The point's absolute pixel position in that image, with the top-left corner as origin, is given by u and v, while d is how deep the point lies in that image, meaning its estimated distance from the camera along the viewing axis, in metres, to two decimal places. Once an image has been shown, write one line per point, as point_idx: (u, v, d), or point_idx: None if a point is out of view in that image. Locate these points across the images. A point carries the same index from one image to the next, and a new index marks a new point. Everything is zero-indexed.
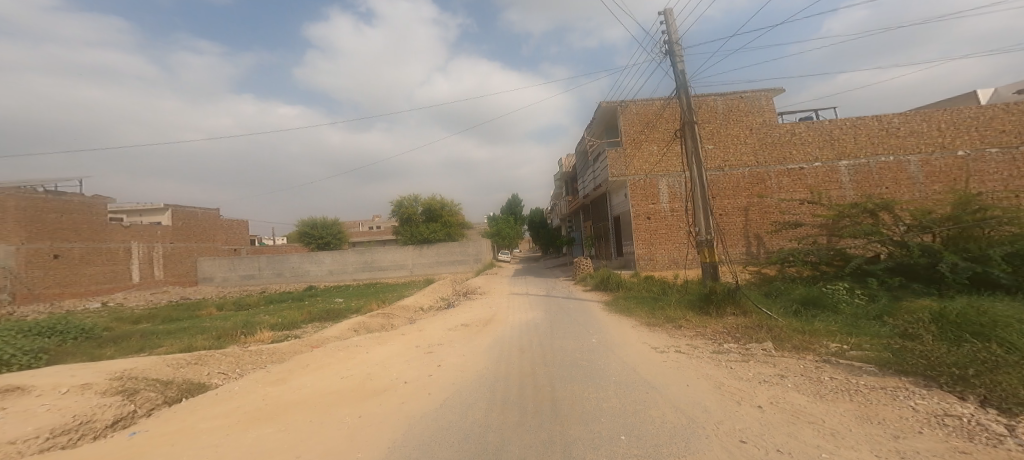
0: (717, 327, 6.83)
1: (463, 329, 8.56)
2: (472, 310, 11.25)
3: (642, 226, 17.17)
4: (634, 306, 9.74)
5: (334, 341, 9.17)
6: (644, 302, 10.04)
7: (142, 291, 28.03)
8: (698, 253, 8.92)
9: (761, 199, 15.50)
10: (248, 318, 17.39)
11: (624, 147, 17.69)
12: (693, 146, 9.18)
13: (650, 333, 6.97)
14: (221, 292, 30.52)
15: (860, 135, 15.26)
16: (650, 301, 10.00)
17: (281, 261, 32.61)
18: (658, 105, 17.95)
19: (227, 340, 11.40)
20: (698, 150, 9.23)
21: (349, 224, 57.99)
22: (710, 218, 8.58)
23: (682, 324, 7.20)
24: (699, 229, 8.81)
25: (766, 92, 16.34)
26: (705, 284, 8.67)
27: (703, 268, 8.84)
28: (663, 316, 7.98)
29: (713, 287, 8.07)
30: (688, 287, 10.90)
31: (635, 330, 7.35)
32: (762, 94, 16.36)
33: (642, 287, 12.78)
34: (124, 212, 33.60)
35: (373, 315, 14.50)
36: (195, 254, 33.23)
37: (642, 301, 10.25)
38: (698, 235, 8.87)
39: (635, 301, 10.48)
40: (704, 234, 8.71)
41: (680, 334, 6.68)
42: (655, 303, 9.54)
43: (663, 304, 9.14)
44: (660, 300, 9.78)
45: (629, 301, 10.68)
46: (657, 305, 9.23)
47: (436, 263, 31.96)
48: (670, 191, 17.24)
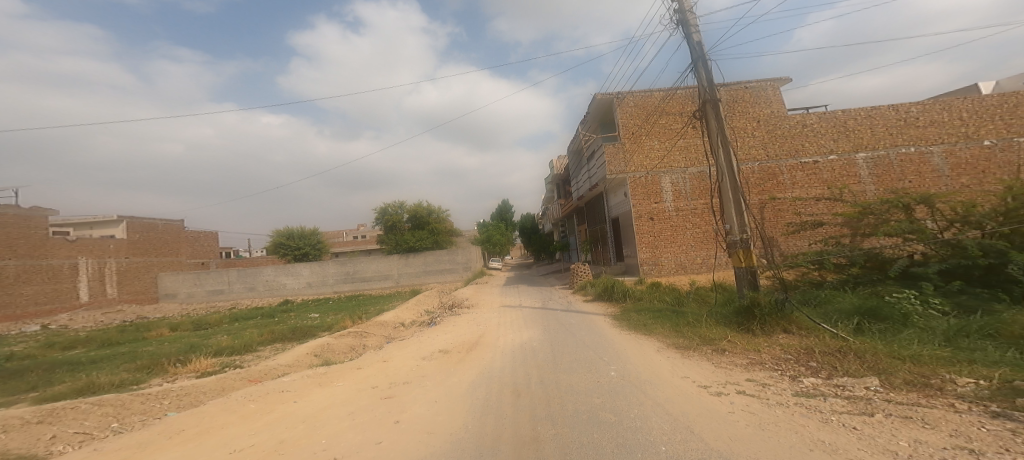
0: (776, 353, 5.24)
1: (442, 358, 6.70)
2: (456, 330, 9.37)
3: (643, 228, 15.63)
4: (652, 321, 8.02)
5: (281, 373, 7.28)
6: (660, 317, 8.31)
7: (92, 311, 25.29)
8: (729, 256, 7.32)
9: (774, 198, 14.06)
10: (200, 340, 15.14)
11: (622, 142, 16.37)
12: (717, 126, 7.52)
13: (689, 365, 5.26)
14: (185, 310, 27.95)
15: (877, 125, 14.02)
16: (668, 316, 8.27)
17: (253, 274, 30.22)
18: (656, 97, 16.58)
19: (156, 372, 9.34)
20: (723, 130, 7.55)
21: (330, 234, 55.29)
22: (744, 214, 6.99)
23: (726, 348, 5.59)
24: (729, 228, 7.22)
25: (772, 82, 15.06)
26: (742, 295, 7.07)
27: (735, 274, 7.25)
28: (697, 337, 6.33)
29: (756, 299, 6.46)
30: (711, 300, 9.24)
31: (666, 359, 5.62)
32: (768, 84, 15.05)
33: (652, 298, 11.02)
34: (73, 226, 30.67)
35: (342, 335, 12.48)
36: (156, 269, 30.54)
37: (658, 315, 8.52)
38: (729, 234, 7.25)
39: (649, 315, 8.74)
40: (735, 234, 7.12)
41: (732, 365, 5.00)
42: (677, 318, 7.86)
43: (689, 319, 7.49)
44: (682, 315, 8.12)
45: (641, 315, 8.91)
46: (681, 321, 7.56)
47: (422, 272, 29.95)
48: (673, 189, 15.73)
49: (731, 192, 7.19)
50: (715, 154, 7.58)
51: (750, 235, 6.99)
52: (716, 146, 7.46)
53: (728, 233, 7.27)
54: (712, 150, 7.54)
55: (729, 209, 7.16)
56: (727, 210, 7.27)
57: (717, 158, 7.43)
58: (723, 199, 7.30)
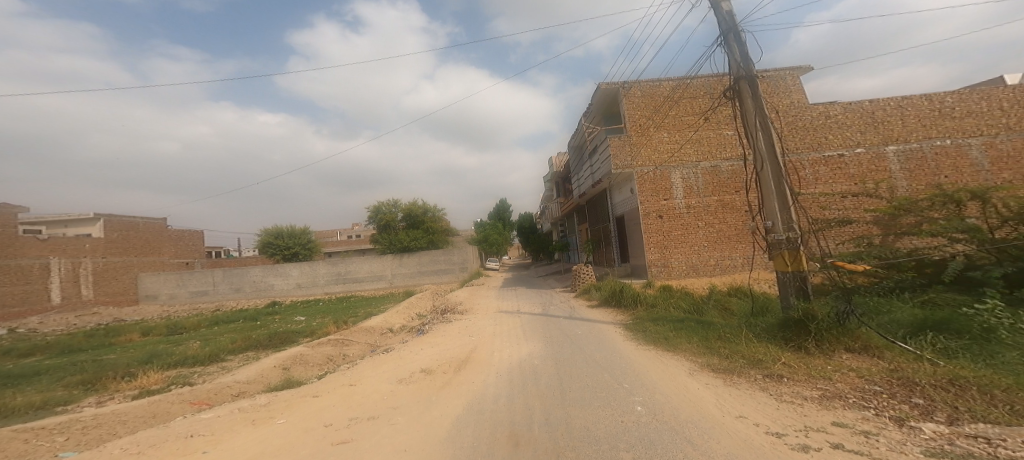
0: (856, 382, 4.02)
1: (423, 382, 5.42)
2: (446, 340, 8.11)
3: (651, 226, 14.41)
4: (675, 335, 6.72)
5: (239, 394, 6.06)
6: (685, 329, 7.04)
7: (65, 314, 23.86)
8: (772, 259, 6.04)
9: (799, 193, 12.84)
10: (167, 347, 13.81)
11: (628, 135, 15.25)
12: (757, 107, 6.18)
13: (741, 399, 4.00)
14: (166, 313, 26.60)
15: (908, 116, 12.88)
16: (694, 328, 6.97)
17: (239, 274, 28.88)
18: (667, 87, 15.51)
19: (96, 387, 8.03)
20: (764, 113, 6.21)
21: (323, 234, 53.80)
22: (790, 208, 5.78)
23: (784, 375, 4.35)
24: (771, 225, 5.98)
25: (791, 70, 13.90)
26: (788, 305, 5.84)
27: (776, 279, 6.05)
28: (739, 357, 5.08)
29: (809, 311, 5.21)
30: (744, 311, 7.91)
31: (707, 389, 4.36)
32: (787, 73, 13.90)
33: (670, 306, 9.59)
34: (48, 224, 29.17)
35: (320, 343, 11.19)
36: (136, 269, 29.09)
37: (682, 327, 7.20)
38: (770, 234, 6.00)
39: (671, 327, 7.42)
40: (779, 233, 5.88)
41: (802, 400, 3.77)
42: (706, 331, 6.57)
43: (721, 334, 6.21)
44: (710, 327, 6.83)
45: (663, 326, 7.58)
46: (712, 335, 6.28)
47: (416, 273, 28.70)
48: (685, 184, 14.46)
49: (774, 182, 5.98)
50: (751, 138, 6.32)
51: (800, 233, 5.73)
52: (753, 129, 6.19)
53: (770, 230, 6.02)
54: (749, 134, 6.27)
55: (771, 202, 5.94)
56: (768, 203, 6.05)
57: (755, 143, 6.19)
58: (764, 190, 6.08)
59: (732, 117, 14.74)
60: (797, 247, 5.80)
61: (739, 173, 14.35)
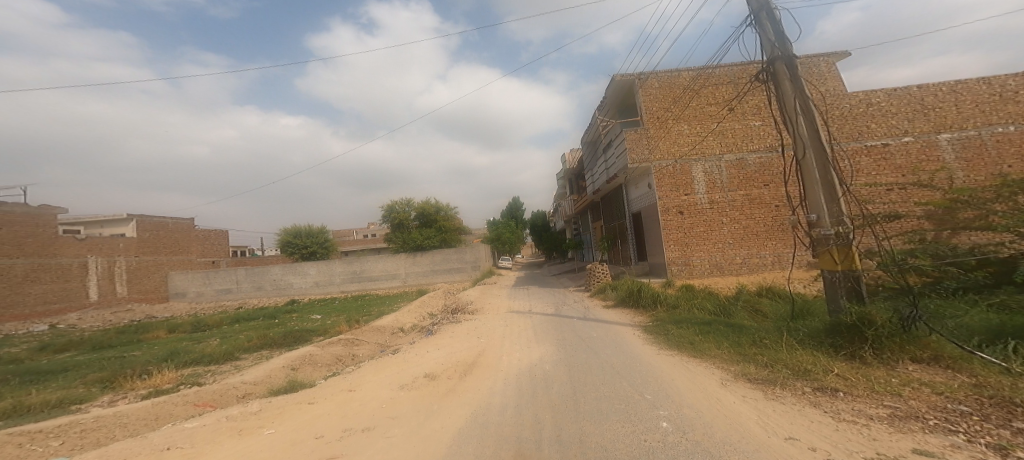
0: (929, 402, 3.63)
1: (426, 389, 5.12)
2: (455, 342, 7.83)
3: (672, 223, 13.76)
4: (706, 338, 6.32)
5: (246, 399, 5.92)
6: (716, 332, 6.57)
7: (100, 311, 24.88)
8: (817, 258, 5.52)
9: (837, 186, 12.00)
10: (188, 344, 14.06)
11: (646, 128, 14.64)
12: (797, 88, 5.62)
13: (789, 418, 3.63)
14: (193, 310, 27.46)
15: (964, 102, 11.85)
16: (726, 331, 6.52)
17: (261, 273, 29.58)
18: (686, 76, 14.77)
19: (113, 385, 8.13)
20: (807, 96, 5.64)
21: (342, 233, 54.65)
22: (839, 199, 5.24)
23: (840, 389, 4.01)
24: (816, 218, 5.43)
25: (826, 56, 12.97)
26: (838, 307, 5.33)
27: (821, 278, 5.52)
28: (782, 365, 4.70)
29: (867, 316, 4.80)
30: (780, 313, 7.32)
31: (749, 405, 3.98)
32: (821, 59, 12.97)
33: (695, 308, 8.96)
34: (83, 224, 30.45)
35: (331, 343, 11.13)
36: (165, 268, 30.10)
37: (711, 331, 6.70)
38: (816, 228, 5.44)
39: (699, 330, 6.94)
40: (826, 227, 5.31)
41: (865, 424, 3.31)
42: (741, 335, 6.16)
43: (759, 337, 5.81)
44: (745, 330, 6.39)
45: (689, 330, 7.07)
46: (749, 338, 5.88)
47: (432, 272, 28.69)
48: (707, 179, 13.71)
49: (819, 172, 5.45)
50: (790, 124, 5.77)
51: (851, 227, 5.18)
52: (793, 115, 5.62)
53: (815, 224, 5.46)
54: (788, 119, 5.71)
55: (817, 194, 5.40)
56: (812, 195, 5.50)
57: (796, 130, 5.64)
58: (807, 181, 5.53)
59: (759, 106, 13.83)
60: (847, 243, 5.23)
61: (767, 166, 13.41)
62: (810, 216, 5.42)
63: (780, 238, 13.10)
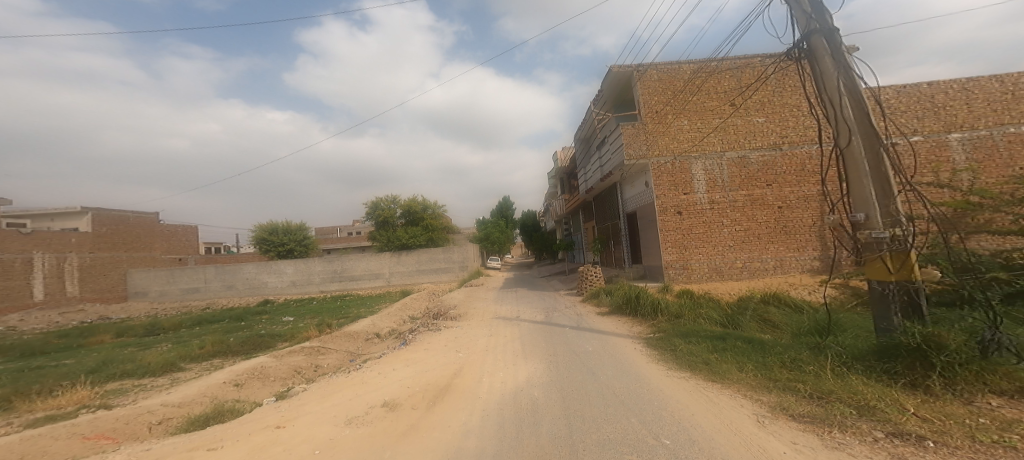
0: None
1: (382, 424, 3.95)
2: (430, 357, 6.63)
3: (669, 223, 12.86)
4: (723, 359, 5.10)
5: (150, 437, 4.59)
6: (732, 350, 5.35)
7: (47, 311, 22.80)
8: (862, 265, 4.48)
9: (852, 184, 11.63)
10: (133, 351, 12.52)
11: (643, 122, 13.75)
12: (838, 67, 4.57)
13: None
14: (154, 310, 25.50)
15: (975, 100, 11.30)
16: (745, 349, 5.32)
17: (232, 271, 27.79)
18: (687, 70, 14.01)
19: (7, 406, 6.70)
20: (851, 75, 4.56)
21: (323, 231, 52.58)
22: (894, 196, 4.25)
23: (931, 437, 2.67)
24: (864, 218, 4.36)
25: None
26: (889, 327, 4.20)
27: (866, 289, 4.42)
28: (837, 400, 3.42)
29: (935, 339, 3.59)
30: (802, 326, 6.22)
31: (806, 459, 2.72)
32: None
33: (702, 319, 7.81)
34: (33, 217, 28.04)
35: (292, 351, 9.80)
36: (126, 265, 27.98)
37: (726, 349, 5.47)
38: (863, 231, 4.35)
39: (712, 346, 5.73)
40: (878, 228, 4.23)
41: None
42: (767, 355, 4.95)
43: (789, 360, 4.60)
44: (768, 348, 5.20)
45: (698, 347, 5.84)
46: (775, 361, 4.67)
47: (416, 272, 27.37)
48: (707, 177, 12.86)
49: (867, 164, 4.39)
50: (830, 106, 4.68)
51: (910, 229, 4.12)
52: (837, 95, 4.54)
53: (862, 226, 4.38)
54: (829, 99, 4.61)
55: (866, 188, 4.33)
56: (859, 190, 4.42)
57: (840, 113, 4.52)
58: (853, 174, 4.44)
59: (763, 102, 12.94)
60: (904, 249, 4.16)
61: (770, 165, 12.45)
62: (856, 215, 4.34)
63: (783, 241, 12.11)
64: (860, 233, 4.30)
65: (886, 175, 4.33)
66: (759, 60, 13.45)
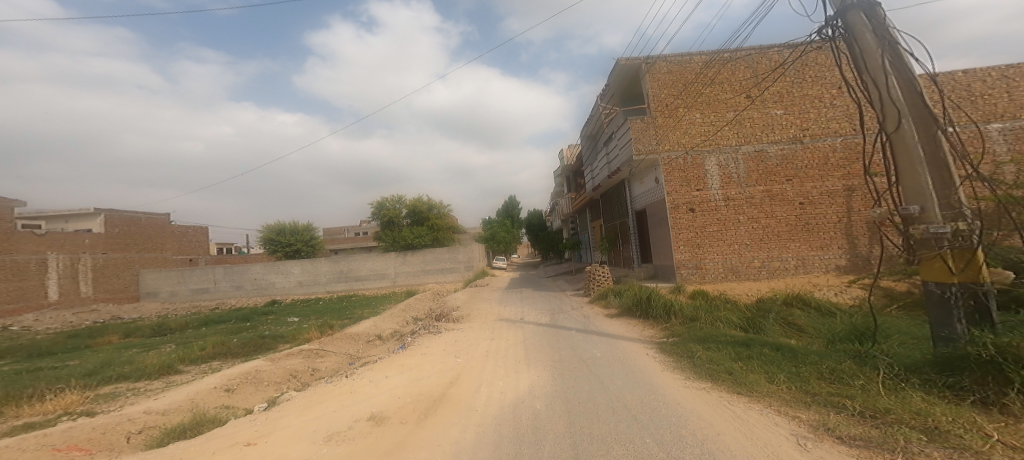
0: None
1: (367, 441, 3.55)
2: (426, 363, 6.22)
3: (682, 221, 12.31)
4: (749, 367, 4.58)
5: (124, 449, 4.28)
6: (759, 357, 4.82)
7: (61, 311, 23.05)
8: (918, 266, 3.89)
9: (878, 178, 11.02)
10: (136, 352, 12.40)
11: (653, 116, 13.23)
12: (880, 42, 3.98)
13: None
14: (164, 311, 25.68)
15: (1014, 88, 10.55)
16: (774, 356, 4.78)
17: (240, 271, 27.88)
18: (699, 61, 13.42)
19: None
20: (898, 49, 3.96)
21: (332, 231, 52.75)
22: (955, 185, 3.65)
23: None
24: (919, 211, 3.73)
25: None
26: (949, 335, 3.65)
27: (923, 291, 3.88)
28: (896, 421, 2.92)
29: (1012, 350, 3.06)
30: (835, 331, 5.64)
31: None
32: None
33: (722, 323, 7.23)
34: (47, 219, 28.44)
35: (290, 354, 9.51)
36: (137, 266, 28.24)
37: (752, 355, 4.94)
38: (921, 228, 3.69)
39: (735, 353, 5.20)
40: (937, 222, 3.62)
41: None
42: (801, 363, 4.41)
43: (829, 370, 4.07)
44: (800, 355, 4.66)
45: (720, 352, 5.31)
46: (813, 371, 4.14)
47: (423, 271, 27.13)
48: (722, 172, 12.26)
49: (921, 150, 3.79)
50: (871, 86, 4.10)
51: (977, 223, 3.50)
52: (880, 75, 3.95)
53: (915, 220, 3.78)
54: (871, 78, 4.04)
55: (921, 177, 3.73)
56: (913, 180, 3.80)
57: (886, 93, 3.92)
58: (904, 161, 3.84)
59: (781, 93, 12.27)
60: (968, 247, 3.56)
61: (790, 159, 11.76)
62: (910, 208, 3.73)
63: (805, 239, 11.42)
64: (914, 228, 3.71)
65: (943, 161, 3.74)
66: (777, 50, 12.79)
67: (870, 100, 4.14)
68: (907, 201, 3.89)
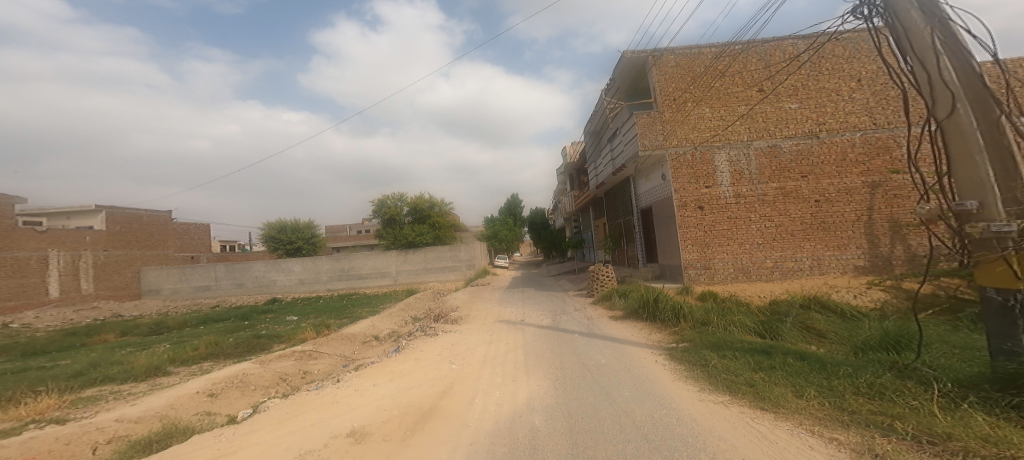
0: None
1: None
2: (419, 370, 5.82)
3: (690, 219, 11.84)
4: (773, 378, 4.12)
5: None
6: (782, 366, 4.37)
7: (61, 308, 22.94)
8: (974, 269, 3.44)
9: (900, 175, 10.47)
10: (128, 351, 12.12)
11: (660, 110, 12.76)
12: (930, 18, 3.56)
13: None
14: (165, 308, 25.53)
15: None
16: (799, 365, 4.32)
17: (241, 269, 27.68)
18: (709, 54, 12.92)
19: None
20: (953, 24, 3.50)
21: (334, 229, 52.52)
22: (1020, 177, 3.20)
23: None
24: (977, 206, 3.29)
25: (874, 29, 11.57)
26: (1012, 348, 3.21)
27: (980, 298, 3.43)
28: (964, 450, 2.48)
29: None
30: (863, 339, 5.17)
31: None
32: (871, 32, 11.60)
33: (736, 328, 6.77)
34: (49, 215, 28.35)
35: (281, 356, 9.16)
36: (138, 263, 28.12)
37: (774, 364, 4.48)
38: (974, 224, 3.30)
39: (754, 361, 4.74)
40: (998, 219, 3.18)
41: None
42: (832, 374, 3.95)
43: (866, 383, 3.61)
44: (829, 365, 4.20)
45: (738, 360, 4.85)
46: (847, 384, 3.68)
47: (424, 270, 26.82)
48: (732, 169, 11.76)
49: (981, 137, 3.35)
50: (917, 69, 3.66)
51: None
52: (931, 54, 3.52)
53: (971, 217, 3.33)
54: (918, 60, 3.60)
55: (979, 168, 3.30)
56: (969, 172, 3.37)
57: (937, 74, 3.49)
58: (960, 151, 3.40)
59: (796, 87, 11.76)
60: None
61: (805, 154, 11.23)
62: (967, 203, 3.30)
63: (820, 238, 10.90)
64: (972, 226, 3.25)
65: (1006, 149, 3.29)
66: (790, 41, 12.27)
67: (915, 85, 3.70)
68: (962, 196, 3.44)
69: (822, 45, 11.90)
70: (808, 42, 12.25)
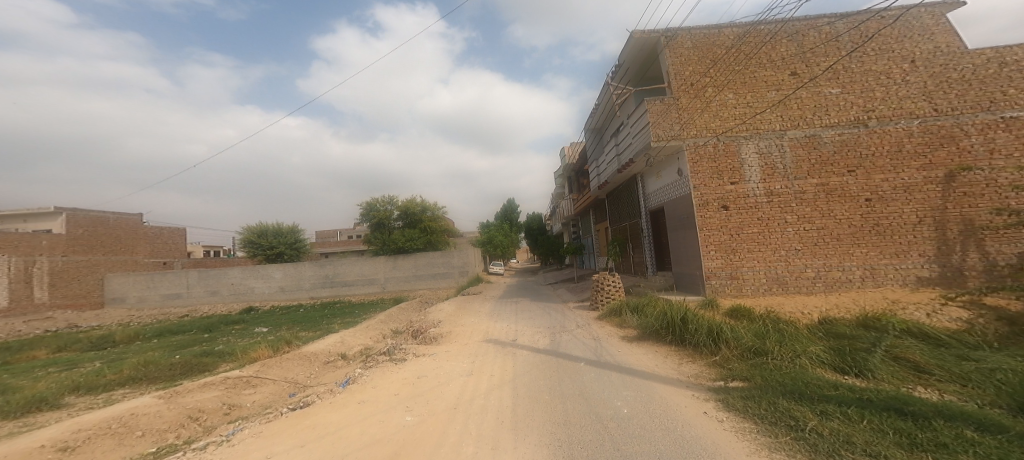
0: None
1: None
2: (355, 424, 3.94)
3: (714, 221, 10.05)
4: None
5: None
6: (960, 442, 2.51)
7: (11, 318, 20.87)
8: None
9: (970, 169, 8.72)
10: (46, 373, 10.17)
11: (674, 96, 11.08)
12: None
13: None
14: (129, 318, 23.46)
15: None
16: (993, 443, 2.48)
17: (216, 276, 25.66)
18: (733, 34, 11.28)
19: None
20: None
21: (323, 233, 50.38)
22: None
23: None
24: None
25: (930, 5, 9.93)
26: None
27: None
28: None
29: None
30: None
31: None
32: (926, 8, 9.95)
33: (809, 363, 4.90)
34: (7, 218, 26.24)
35: (207, 384, 7.20)
36: (103, 269, 26.02)
37: (941, 437, 2.61)
38: None
39: (891, 426, 2.87)
40: None
41: None
42: None
43: None
44: None
45: (859, 425, 2.93)
46: None
47: (414, 277, 24.95)
48: (762, 162, 9.99)
49: None
50: None
51: None
52: None
53: None
54: None
55: None
56: None
57: None
58: None
59: (837, 69, 10.07)
60: None
61: (850, 145, 9.52)
62: None
63: (874, 244, 9.13)
64: None
65: None
66: (827, 21, 10.45)
67: None
68: None
69: (865, 23, 10.22)
70: (848, 21, 10.47)
